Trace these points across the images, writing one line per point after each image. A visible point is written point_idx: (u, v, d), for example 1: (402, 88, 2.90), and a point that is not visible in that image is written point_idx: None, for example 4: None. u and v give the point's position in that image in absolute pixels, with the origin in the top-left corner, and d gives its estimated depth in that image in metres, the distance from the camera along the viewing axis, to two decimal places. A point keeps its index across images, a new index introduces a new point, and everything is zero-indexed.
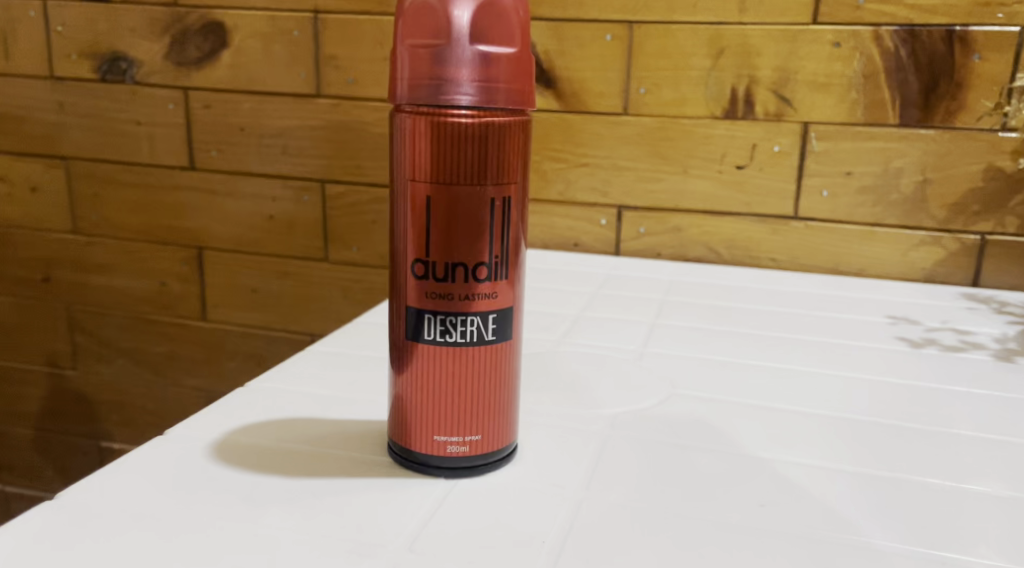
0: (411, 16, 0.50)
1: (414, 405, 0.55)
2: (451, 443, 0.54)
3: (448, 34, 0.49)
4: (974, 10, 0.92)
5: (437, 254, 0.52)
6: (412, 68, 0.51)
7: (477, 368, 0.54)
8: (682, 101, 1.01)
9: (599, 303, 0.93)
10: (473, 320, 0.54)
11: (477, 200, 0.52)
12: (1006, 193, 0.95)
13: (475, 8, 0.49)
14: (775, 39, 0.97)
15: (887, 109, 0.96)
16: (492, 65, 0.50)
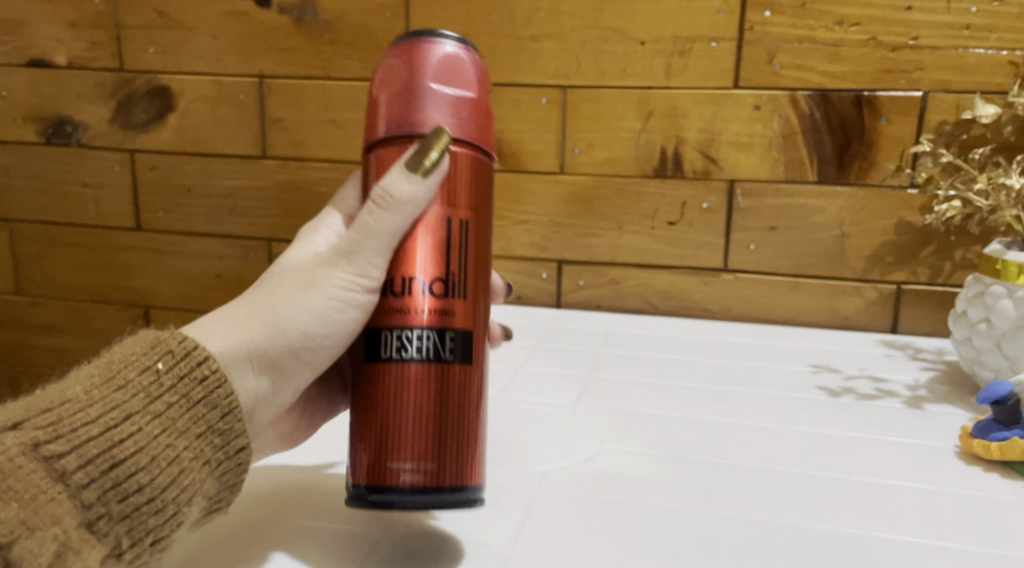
0: (386, 68, 0.60)
1: (376, 430, 0.58)
2: (408, 467, 0.57)
3: (411, 87, 0.58)
4: (879, 76, 0.99)
5: (395, 271, 0.59)
6: (384, 110, 0.59)
7: (433, 385, 0.58)
8: (615, 161, 1.07)
9: (537, 357, 0.96)
10: (428, 336, 0.58)
11: (437, 219, 0.59)
12: (917, 245, 1.02)
13: (437, 56, 0.59)
14: (700, 102, 1.03)
15: (805, 167, 1.03)
16: (446, 111, 0.58)
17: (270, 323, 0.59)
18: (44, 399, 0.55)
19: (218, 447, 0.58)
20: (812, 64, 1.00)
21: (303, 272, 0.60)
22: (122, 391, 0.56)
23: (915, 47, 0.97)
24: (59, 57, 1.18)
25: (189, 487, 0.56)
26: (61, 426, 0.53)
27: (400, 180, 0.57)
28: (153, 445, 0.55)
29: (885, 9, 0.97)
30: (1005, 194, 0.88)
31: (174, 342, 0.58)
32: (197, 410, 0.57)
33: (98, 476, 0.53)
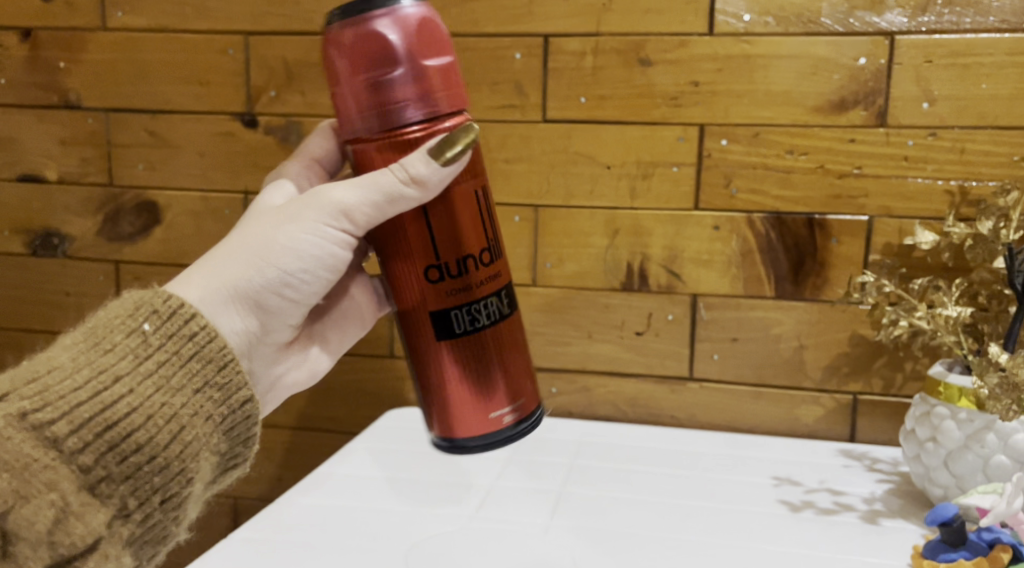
0: (358, 53, 0.66)
1: (471, 391, 0.74)
2: (507, 413, 0.74)
3: (393, 63, 0.66)
4: (828, 201, 1.04)
5: (448, 256, 0.71)
6: (368, 100, 0.67)
7: (504, 339, 0.74)
8: (584, 274, 1.11)
9: (512, 470, 1.00)
10: (492, 301, 0.73)
11: (470, 193, 0.72)
12: (871, 357, 1.07)
13: (406, 36, 0.66)
14: (662, 221, 1.08)
15: (763, 283, 1.07)
16: (431, 81, 0.67)
17: (250, 266, 0.71)
18: (38, 368, 0.65)
19: (213, 400, 0.69)
20: (766, 188, 1.05)
21: (281, 216, 0.72)
22: (110, 356, 0.66)
23: (860, 175, 1.02)
24: (50, 173, 1.23)
25: (191, 443, 0.68)
26: (49, 393, 0.64)
27: (425, 166, 0.67)
28: (149, 406, 0.66)
29: (832, 140, 1.02)
30: (940, 320, 0.94)
31: (159, 302, 0.68)
32: (190, 367, 0.68)
33: (94, 440, 0.64)
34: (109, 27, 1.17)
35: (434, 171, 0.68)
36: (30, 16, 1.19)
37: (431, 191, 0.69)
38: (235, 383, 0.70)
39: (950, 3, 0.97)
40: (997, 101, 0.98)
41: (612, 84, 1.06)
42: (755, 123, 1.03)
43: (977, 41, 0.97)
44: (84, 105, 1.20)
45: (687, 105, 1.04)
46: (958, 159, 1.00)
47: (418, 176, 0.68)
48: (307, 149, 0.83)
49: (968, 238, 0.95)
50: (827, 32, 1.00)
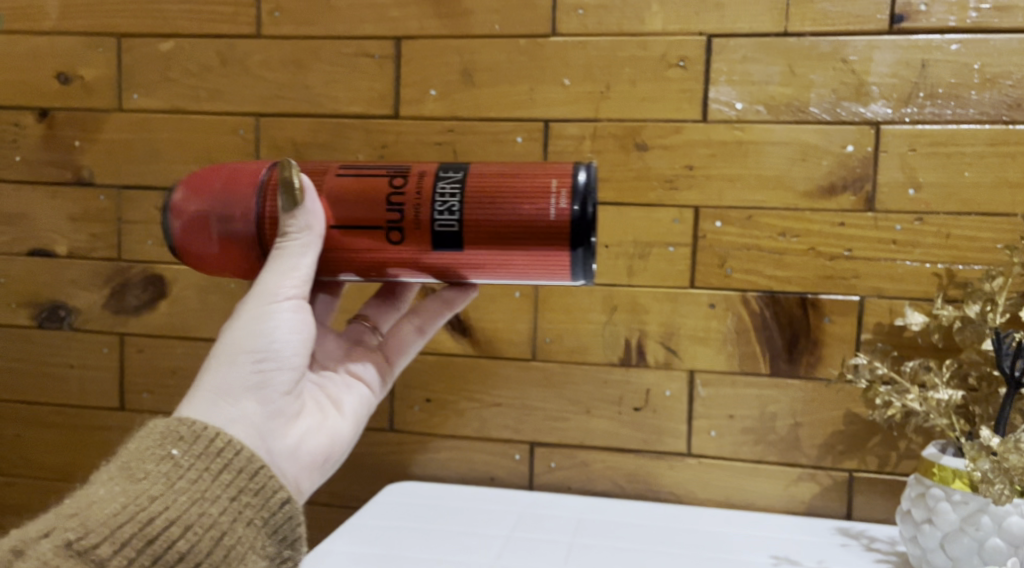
0: (191, 239, 0.79)
1: (514, 244, 0.77)
2: (550, 207, 0.76)
3: (214, 204, 0.78)
4: (821, 281, 1.07)
5: (383, 219, 0.78)
6: (237, 239, 0.79)
7: (477, 181, 0.78)
8: (583, 349, 1.13)
9: (511, 550, 1.01)
10: (441, 184, 0.78)
11: (336, 180, 0.80)
12: (866, 434, 1.09)
13: (191, 195, 0.79)
14: (659, 299, 1.10)
15: (759, 360, 1.09)
16: (236, 182, 0.79)
17: (225, 364, 0.77)
18: (76, 502, 0.70)
19: (251, 505, 0.73)
20: (759, 268, 1.08)
21: (233, 319, 0.79)
22: (144, 480, 0.71)
23: (850, 257, 1.06)
24: (60, 247, 1.25)
25: (234, 546, 0.72)
26: (89, 520, 0.68)
27: (286, 218, 0.77)
28: (187, 518, 0.71)
29: (823, 223, 1.06)
30: (932, 403, 0.96)
31: (184, 427, 0.74)
32: (223, 478, 0.73)
33: (137, 556, 0.68)
34: (124, 108, 1.21)
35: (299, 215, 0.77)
36: (47, 96, 1.22)
37: (314, 227, 0.78)
38: (269, 487, 0.75)
39: (932, 95, 1.02)
40: (980, 188, 1.03)
41: (611, 168, 1.09)
42: (748, 206, 1.07)
43: (959, 131, 1.02)
44: (97, 182, 1.22)
45: (682, 188, 1.08)
46: (944, 242, 1.04)
47: (292, 229, 0.77)
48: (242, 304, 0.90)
49: (955, 321, 0.99)
50: (815, 121, 1.04)
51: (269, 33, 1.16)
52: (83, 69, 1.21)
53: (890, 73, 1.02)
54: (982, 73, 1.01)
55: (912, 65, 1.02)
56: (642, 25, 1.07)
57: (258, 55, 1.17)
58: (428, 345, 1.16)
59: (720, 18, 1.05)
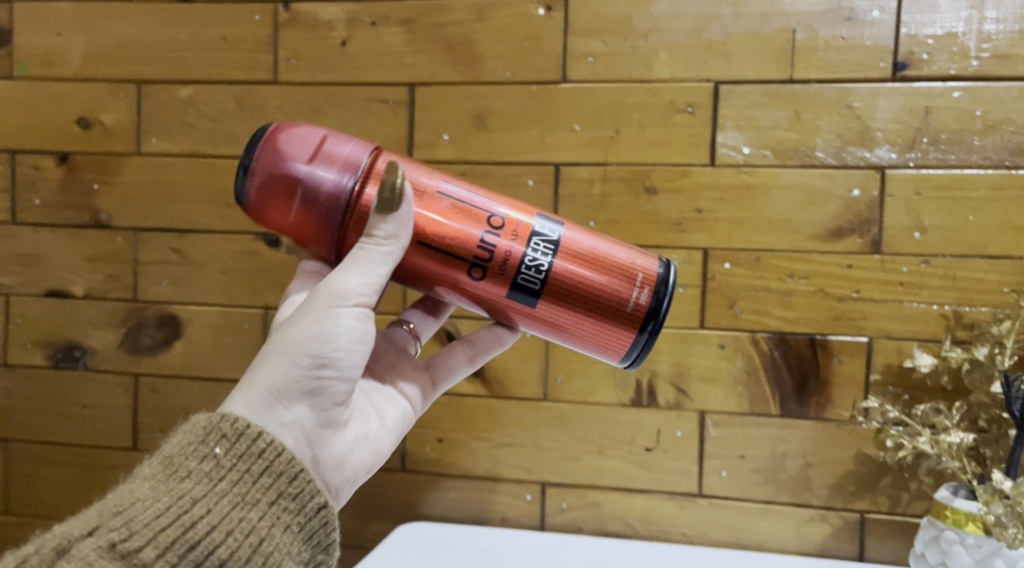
0: (271, 199, 0.81)
1: (587, 315, 0.86)
2: (634, 298, 0.85)
3: (303, 178, 0.81)
4: (829, 322, 1.08)
5: (473, 254, 0.84)
6: (315, 213, 0.82)
7: (572, 249, 0.85)
8: (594, 389, 1.13)
9: None
10: (537, 241, 0.85)
11: (439, 198, 0.84)
12: (876, 475, 1.09)
13: (286, 156, 0.81)
14: (670, 340, 1.11)
15: (769, 401, 1.10)
16: (334, 160, 0.82)
17: (285, 362, 0.81)
18: (120, 501, 0.75)
19: (289, 510, 0.78)
20: (768, 309, 1.09)
21: (301, 314, 0.82)
22: (186, 481, 0.76)
23: (858, 299, 1.07)
24: (76, 288, 1.26)
25: (271, 551, 0.76)
26: (134, 522, 0.73)
27: (380, 222, 0.81)
28: (228, 523, 0.75)
29: (830, 265, 1.07)
30: (944, 446, 0.97)
31: (226, 426, 0.78)
32: (263, 483, 0.77)
33: (179, 560, 0.73)
34: (142, 152, 1.23)
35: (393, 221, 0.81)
36: (68, 141, 1.25)
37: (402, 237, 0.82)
38: (307, 492, 0.79)
39: (936, 141, 1.04)
40: (985, 232, 1.04)
41: (620, 210, 1.11)
42: (756, 248, 1.08)
43: (963, 176, 1.04)
44: (115, 224, 1.24)
45: (691, 230, 1.09)
46: (951, 284, 1.05)
47: (382, 234, 0.81)
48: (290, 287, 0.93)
49: (965, 363, 0.99)
50: (821, 165, 1.06)
51: (286, 79, 1.19)
52: (103, 114, 1.24)
53: (894, 119, 1.05)
54: (985, 119, 1.03)
55: (916, 111, 1.04)
56: (651, 71, 1.09)
57: (275, 100, 1.19)
58: None
59: (727, 65, 1.07)
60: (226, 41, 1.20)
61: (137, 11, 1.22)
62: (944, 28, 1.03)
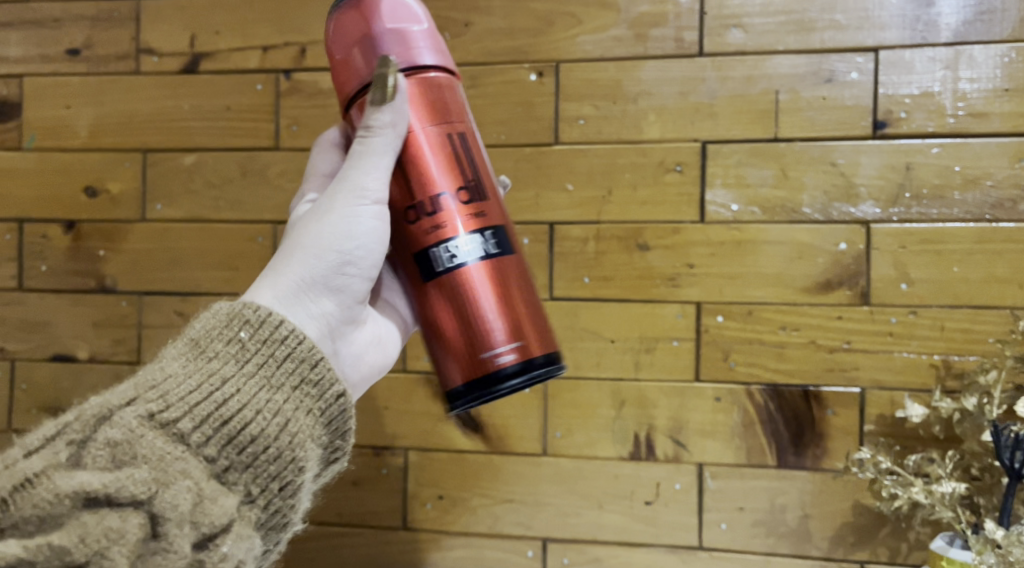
0: (342, 29, 0.83)
1: (462, 326, 0.84)
2: (504, 350, 0.83)
3: (359, 35, 0.82)
4: (822, 374, 1.10)
5: (425, 199, 0.84)
6: (355, 68, 0.83)
7: (496, 275, 0.84)
8: (593, 443, 1.15)
9: None
10: (477, 238, 0.84)
11: (450, 137, 0.85)
12: (875, 525, 1.10)
13: (380, 6, 0.82)
14: (666, 393, 1.13)
15: (766, 453, 1.12)
16: (409, 40, 0.83)
17: (310, 256, 0.83)
18: (152, 376, 0.75)
19: (312, 395, 0.78)
20: (762, 362, 1.11)
21: (320, 212, 0.84)
22: (216, 361, 0.76)
23: (849, 349, 1.09)
24: (82, 351, 1.28)
25: (297, 432, 0.77)
26: (169, 396, 0.74)
27: (380, 109, 0.82)
28: (256, 402, 0.76)
29: (821, 317, 1.10)
30: (936, 495, 0.99)
31: (249, 312, 0.78)
32: (287, 366, 0.77)
33: (213, 433, 0.74)
34: (147, 218, 1.26)
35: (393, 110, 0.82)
36: (75, 209, 1.28)
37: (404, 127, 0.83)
38: (329, 379, 0.79)
39: (917, 196, 1.07)
40: (970, 283, 1.07)
41: (614, 267, 1.13)
42: (748, 302, 1.11)
43: (946, 229, 1.07)
44: (120, 289, 1.27)
45: (684, 285, 1.12)
46: (939, 335, 1.07)
47: (384, 125, 0.82)
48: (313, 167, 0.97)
49: (955, 413, 1.01)
50: (808, 220, 1.09)
51: (288, 145, 1.22)
52: (110, 182, 1.27)
53: (877, 175, 1.08)
54: (964, 174, 1.06)
55: (898, 168, 1.07)
56: (640, 133, 1.12)
57: (277, 166, 1.23)
58: (440, 442, 1.18)
59: (713, 126, 1.11)
60: (229, 110, 1.24)
61: (144, 84, 1.26)
62: (920, 88, 1.07)
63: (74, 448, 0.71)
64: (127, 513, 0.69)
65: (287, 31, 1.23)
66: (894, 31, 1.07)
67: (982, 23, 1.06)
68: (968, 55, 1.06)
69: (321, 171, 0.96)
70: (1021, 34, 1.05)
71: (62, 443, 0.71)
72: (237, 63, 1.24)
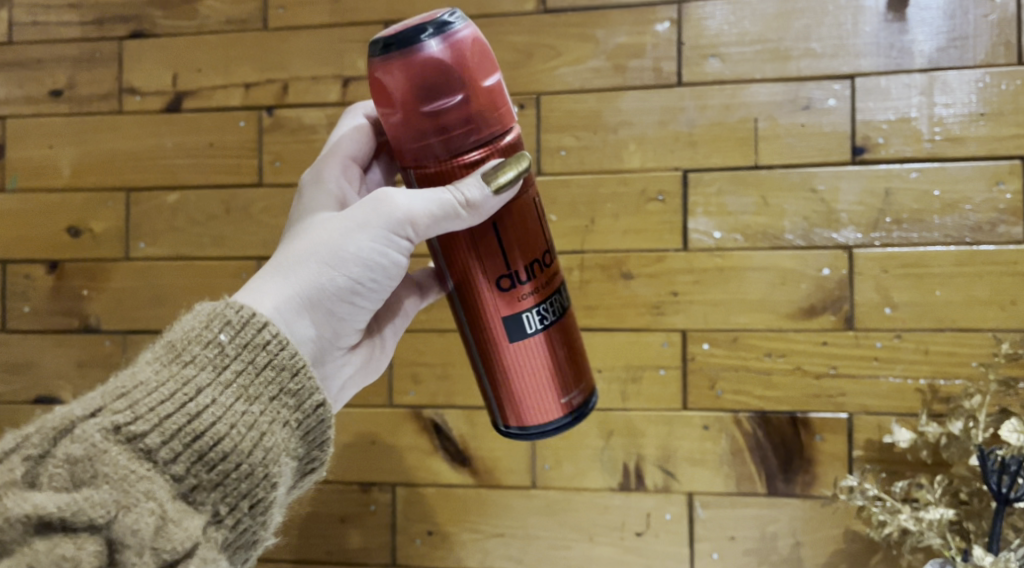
0: (414, 91, 0.75)
1: (540, 380, 0.84)
2: (571, 397, 0.86)
3: (468, 91, 0.76)
4: (809, 399, 1.10)
5: (516, 267, 0.81)
6: (429, 135, 0.77)
7: (567, 329, 0.86)
8: (582, 474, 1.14)
9: None
10: (555, 299, 0.84)
11: (527, 202, 0.82)
12: (866, 551, 1.10)
13: (457, 69, 0.75)
14: (654, 422, 1.12)
15: (755, 480, 1.11)
16: (486, 110, 0.77)
17: (320, 273, 0.79)
18: (122, 384, 0.71)
19: (289, 406, 0.75)
20: (749, 389, 1.11)
21: (341, 227, 0.79)
22: (191, 368, 0.73)
23: (836, 375, 1.09)
24: (65, 392, 1.27)
25: (271, 447, 0.74)
26: (138, 406, 0.70)
27: (472, 195, 0.77)
28: (230, 415, 0.72)
29: (806, 343, 1.10)
30: (925, 522, 0.98)
31: (230, 313, 0.75)
32: (266, 376, 0.74)
33: (182, 449, 0.70)
34: (131, 257, 1.26)
35: (483, 197, 0.77)
36: (58, 249, 1.27)
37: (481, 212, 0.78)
38: (308, 389, 0.76)
39: (898, 221, 1.08)
40: (953, 306, 1.07)
41: (599, 296, 1.13)
42: (733, 328, 1.11)
43: (927, 253, 1.07)
44: (104, 328, 1.26)
45: (668, 313, 1.12)
46: (924, 358, 1.08)
47: (465, 203, 0.77)
48: (332, 145, 0.90)
49: (941, 437, 1.01)
50: (791, 246, 1.10)
51: (271, 182, 1.22)
52: (93, 222, 1.27)
53: (857, 201, 1.08)
54: (943, 199, 1.07)
55: (877, 193, 1.08)
56: (621, 162, 1.13)
57: (260, 202, 1.23)
58: (428, 477, 1.17)
59: (693, 155, 1.11)
60: (212, 148, 1.24)
61: (126, 123, 1.26)
62: (897, 113, 1.08)
63: (32, 464, 0.68)
64: (83, 539, 0.66)
65: (268, 67, 1.23)
66: (870, 58, 1.08)
67: (956, 49, 1.07)
68: (943, 81, 1.07)
69: (342, 153, 0.90)
70: (995, 59, 1.06)
71: (18, 459, 0.68)
72: (219, 100, 1.24)
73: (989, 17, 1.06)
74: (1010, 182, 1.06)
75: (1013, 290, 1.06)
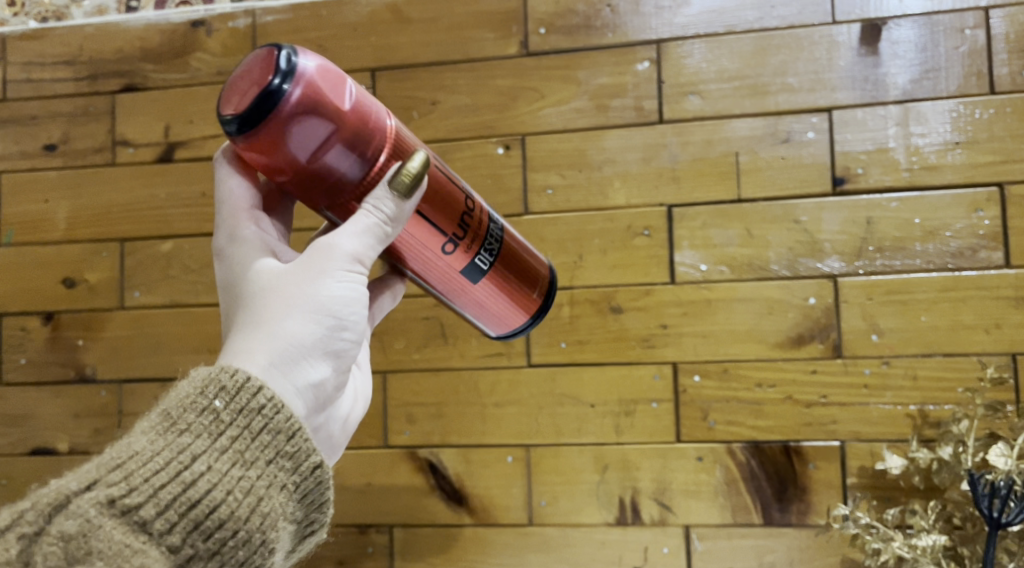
0: (277, 156, 0.72)
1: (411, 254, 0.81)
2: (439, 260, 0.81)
3: (343, 127, 0.72)
4: (801, 428, 1.10)
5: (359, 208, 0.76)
6: (319, 186, 0.74)
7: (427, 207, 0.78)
8: (579, 510, 1.14)
9: None
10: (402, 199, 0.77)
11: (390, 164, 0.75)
12: None
13: (306, 123, 0.71)
14: (648, 455, 1.13)
15: (751, 511, 1.12)
16: (355, 142, 0.73)
17: (301, 330, 0.75)
18: (117, 455, 0.67)
19: (285, 469, 0.71)
20: (741, 419, 1.12)
21: (309, 278, 0.76)
22: (187, 435, 0.69)
23: (826, 403, 1.10)
24: (62, 443, 1.27)
25: (269, 512, 0.70)
26: (134, 478, 0.66)
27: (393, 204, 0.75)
28: (226, 482, 0.68)
29: (796, 372, 1.10)
30: (918, 549, 0.99)
31: (226, 377, 0.71)
32: (263, 440, 0.71)
33: (179, 520, 0.67)
34: (126, 306, 1.27)
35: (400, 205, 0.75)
36: (53, 301, 1.29)
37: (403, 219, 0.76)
38: (305, 450, 0.72)
39: (880, 248, 1.09)
40: (937, 332, 1.08)
41: (589, 331, 1.14)
42: (724, 359, 1.12)
43: (910, 280, 1.09)
44: (99, 377, 1.27)
45: (658, 345, 1.13)
46: (913, 384, 1.09)
47: (391, 216, 0.75)
48: (224, 194, 0.81)
49: (933, 462, 1.03)
50: (777, 276, 1.11)
51: None
52: (88, 273, 1.28)
53: (840, 231, 1.10)
54: (923, 227, 1.09)
55: (860, 222, 1.10)
56: (607, 199, 1.14)
57: None
58: (425, 518, 1.17)
59: (676, 190, 1.13)
60: (204, 196, 1.26)
61: (120, 175, 1.28)
62: (875, 144, 1.10)
63: (27, 542, 0.64)
64: None
65: None
66: (846, 92, 1.10)
67: (929, 80, 1.09)
68: (917, 112, 1.09)
69: (244, 204, 0.81)
70: (968, 89, 1.09)
71: (13, 537, 0.64)
72: (210, 149, 1.26)
73: (960, 48, 1.09)
74: (988, 209, 1.08)
75: (997, 314, 1.07)
